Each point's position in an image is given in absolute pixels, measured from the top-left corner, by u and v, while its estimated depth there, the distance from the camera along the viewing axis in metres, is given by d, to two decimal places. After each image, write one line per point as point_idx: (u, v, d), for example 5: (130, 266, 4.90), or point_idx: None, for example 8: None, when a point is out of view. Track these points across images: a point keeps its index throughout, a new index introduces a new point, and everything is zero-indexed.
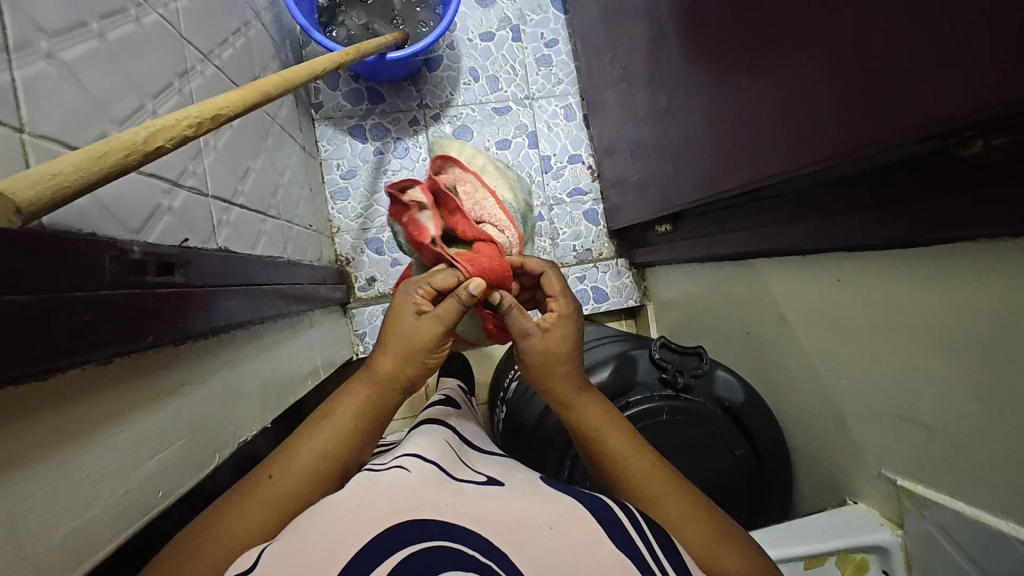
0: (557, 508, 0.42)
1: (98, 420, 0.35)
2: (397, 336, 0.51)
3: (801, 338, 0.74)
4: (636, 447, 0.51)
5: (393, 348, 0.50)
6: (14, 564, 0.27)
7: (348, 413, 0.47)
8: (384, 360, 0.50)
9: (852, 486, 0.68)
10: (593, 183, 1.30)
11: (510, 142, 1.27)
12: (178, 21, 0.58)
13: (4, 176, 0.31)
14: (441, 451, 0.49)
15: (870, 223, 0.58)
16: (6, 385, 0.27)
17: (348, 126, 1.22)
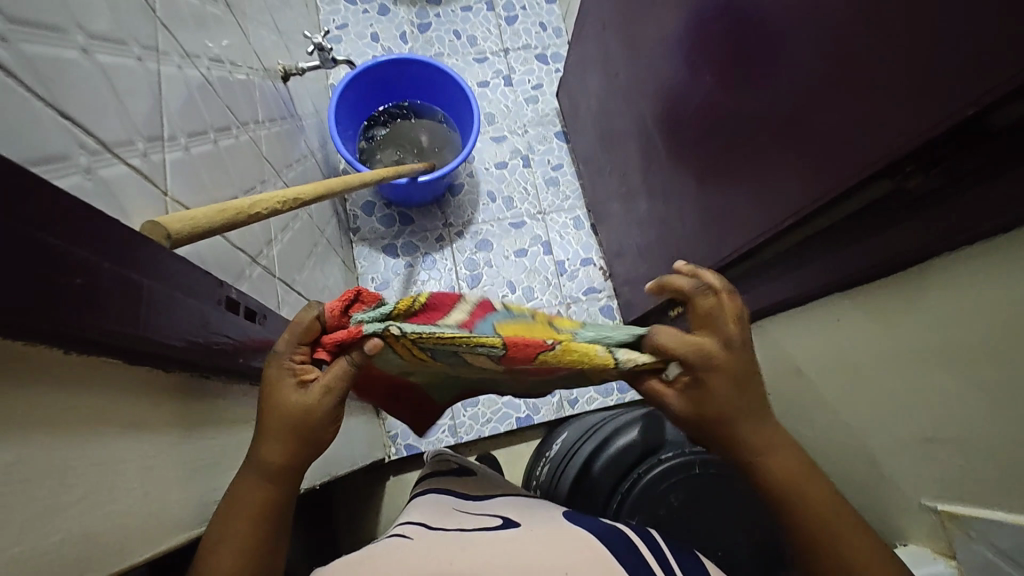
0: (569, 539, 0.45)
1: (196, 421, 0.41)
2: (274, 417, 0.40)
3: (814, 385, 0.78)
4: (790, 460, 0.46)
5: (271, 436, 0.40)
6: (142, 507, 0.33)
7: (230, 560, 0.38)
8: (269, 453, 0.40)
9: (900, 530, 0.67)
10: (606, 282, 1.41)
11: (527, 251, 1.41)
12: (261, 144, 0.74)
13: (156, 216, 0.41)
14: (442, 514, 0.53)
15: (849, 260, 0.66)
16: (151, 359, 0.35)
17: (381, 246, 1.37)
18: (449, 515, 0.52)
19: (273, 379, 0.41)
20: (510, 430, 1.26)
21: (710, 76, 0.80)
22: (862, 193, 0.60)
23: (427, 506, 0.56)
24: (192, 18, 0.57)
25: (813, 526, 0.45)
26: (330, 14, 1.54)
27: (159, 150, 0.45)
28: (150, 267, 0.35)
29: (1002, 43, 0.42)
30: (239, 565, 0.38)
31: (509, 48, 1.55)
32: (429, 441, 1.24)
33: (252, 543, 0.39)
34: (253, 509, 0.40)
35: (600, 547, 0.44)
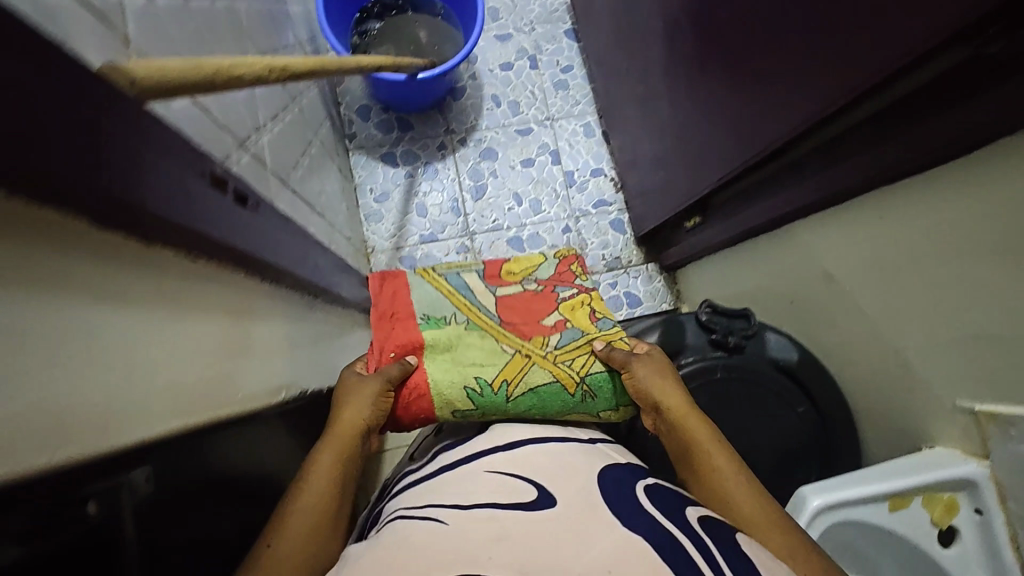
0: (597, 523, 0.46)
1: (169, 303, 0.36)
2: (355, 396, 0.64)
3: (844, 290, 0.74)
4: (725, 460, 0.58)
5: (350, 403, 0.63)
6: None
7: (322, 478, 0.56)
8: (344, 414, 0.62)
9: (928, 431, 0.65)
10: (617, 194, 1.34)
11: (534, 160, 1.33)
12: (241, 17, 0.65)
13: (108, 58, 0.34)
14: (469, 491, 0.52)
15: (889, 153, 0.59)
16: (108, 223, 0.29)
17: (379, 154, 1.29)
18: (483, 485, 0.52)
19: (358, 382, 0.66)
20: None
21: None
22: (909, 77, 0.52)
23: (453, 479, 0.56)
24: None
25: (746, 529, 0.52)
26: None
27: None
28: (103, 101, 0.28)
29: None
30: (325, 488, 0.55)
31: None
32: None
33: (336, 477, 0.56)
34: (336, 455, 0.58)
35: (653, 555, 0.42)
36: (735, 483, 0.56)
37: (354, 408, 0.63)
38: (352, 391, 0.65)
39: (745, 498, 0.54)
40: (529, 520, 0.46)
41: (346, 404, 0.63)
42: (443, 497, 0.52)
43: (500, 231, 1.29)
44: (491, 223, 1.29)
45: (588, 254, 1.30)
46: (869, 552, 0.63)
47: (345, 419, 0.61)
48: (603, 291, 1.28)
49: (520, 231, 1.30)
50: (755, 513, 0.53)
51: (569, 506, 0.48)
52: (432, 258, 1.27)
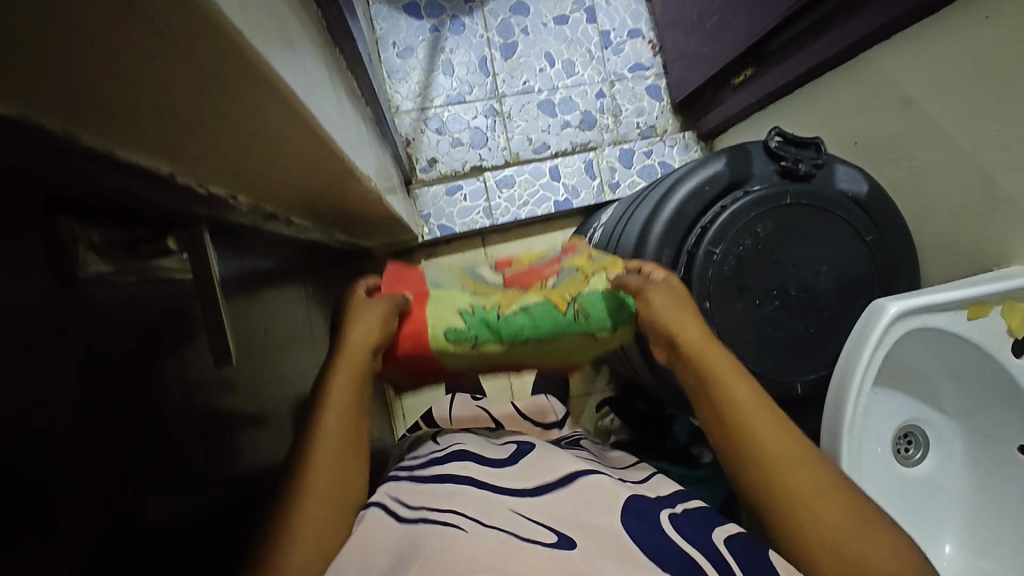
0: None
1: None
2: (362, 312, 0.55)
3: (924, 116, 0.69)
4: (755, 403, 0.50)
5: (361, 320, 0.54)
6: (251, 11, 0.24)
7: (339, 412, 0.50)
8: (355, 332, 0.54)
9: (1004, 253, 0.63)
10: (655, 58, 1.26)
11: (568, 18, 1.23)
12: None
13: None
14: (479, 504, 0.45)
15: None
16: None
17: (402, 4, 1.18)
18: (496, 501, 0.46)
19: (362, 305, 0.56)
20: (547, 214, 1.20)
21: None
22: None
23: (456, 489, 0.48)
24: None
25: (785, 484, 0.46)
26: None
27: None
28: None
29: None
30: (346, 426, 0.49)
31: None
32: (463, 223, 1.18)
33: (352, 409, 0.50)
34: (351, 383, 0.51)
35: None
36: (770, 426, 0.48)
37: (358, 327, 0.54)
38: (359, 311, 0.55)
39: (786, 451, 0.47)
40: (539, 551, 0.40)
41: (355, 326, 0.54)
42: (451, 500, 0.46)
43: (531, 93, 1.22)
44: (522, 85, 1.21)
45: (622, 121, 1.24)
46: (931, 366, 0.63)
47: (354, 339, 0.54)
48: (638, 161, 1.23)
49: (552, 94, 1.22)
50: (804, 475, 0.46)
51: (591, 552, 0.41)
52: (459, 120, 1.20)
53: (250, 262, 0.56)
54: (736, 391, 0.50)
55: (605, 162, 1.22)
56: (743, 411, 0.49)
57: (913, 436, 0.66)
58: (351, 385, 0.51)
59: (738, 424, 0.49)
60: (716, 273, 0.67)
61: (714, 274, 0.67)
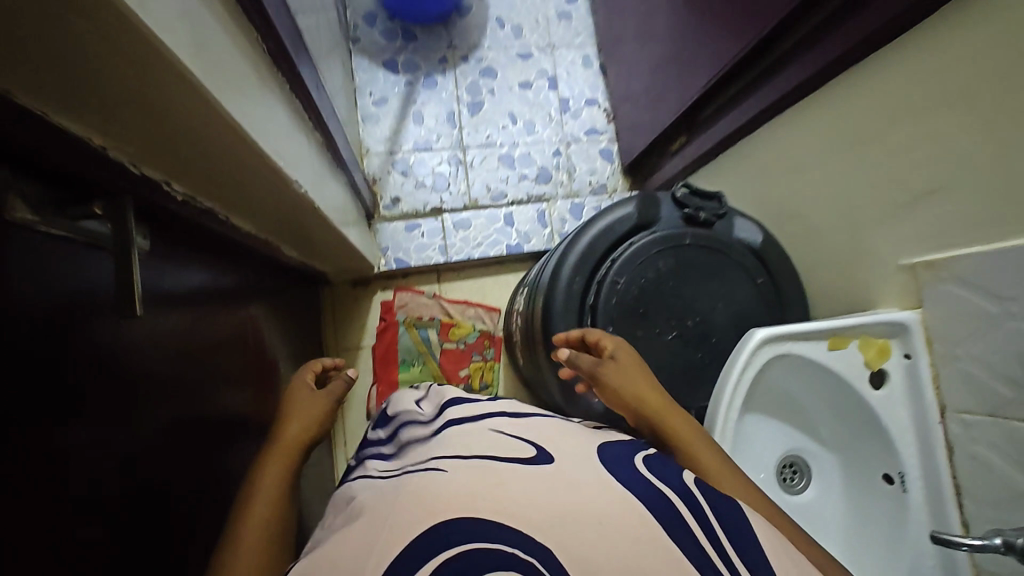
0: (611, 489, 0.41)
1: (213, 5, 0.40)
2: (301, 400, 0.69)
3: (810, 180, 0.79)
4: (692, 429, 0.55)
5: (301, 411, 0.68)
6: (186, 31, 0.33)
7: (268, 490, 0.55)
8: (293, 424, 0.65)
9: (872, 299, 0.70)
10: (609, 125, 1.38)
11: (531, 84, 1.36)
12: None
13: None
14: (466, 437, 0.47)
15: (860, 22, 0.63)
16: None
17: (381, 60, 1.31)
18: (485, 438, 0.46)
19: (304, 394, 0.71)
20: (499, 256, 1.28)
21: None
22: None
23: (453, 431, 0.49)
24: None
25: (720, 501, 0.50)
26: None
27: None
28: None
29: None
30: (271, 496, 0.55)
31: None
32: (419, 259, 1.26)
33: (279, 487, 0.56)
34: (279, 468, 0.59)
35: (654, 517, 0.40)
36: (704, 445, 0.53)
37: (305, 414, 0.67)
38: (298, 406, 0.68)
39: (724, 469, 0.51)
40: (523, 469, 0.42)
41: (297, 412, 0.67)
42: (444, 441, 0.47)
43: (493, 147, 1.33)
44: (485, 139, 1.33)
45: (576, 178, 1.35)
46: (807, 396, 0.69)
47: (295, 427, 0.65)
48: (587, 215, 1.32)
49: (512, 149, 1.34)
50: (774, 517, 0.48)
51: (568, 463, 0.43)
52: (424, 164, 1.30)
53: (185, 248, 0.61)
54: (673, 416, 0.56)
55: (557, 213, 1.31)
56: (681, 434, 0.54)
57: (796, 465, 0.70)
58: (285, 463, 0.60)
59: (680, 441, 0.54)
60: (620, 302, 0.74)
61: (617, 302, 0.74)
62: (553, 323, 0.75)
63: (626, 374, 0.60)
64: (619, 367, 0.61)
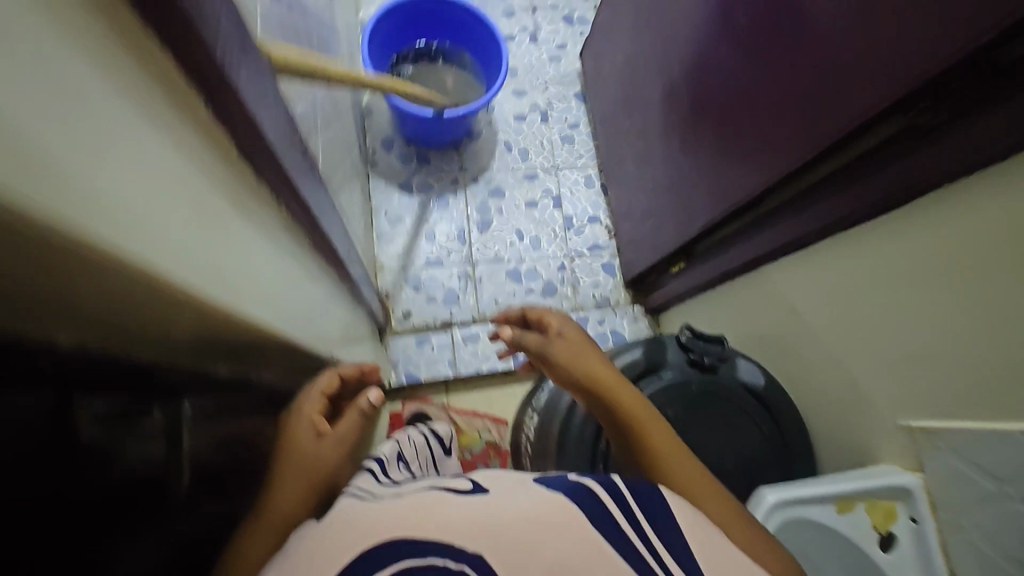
0: (533, 514, 0.43)
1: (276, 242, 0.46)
2: (298, 451, 0.61)
3: (807, 327, 0.84)
4: (633, 395, 0.65)
5: (292, 467, 0.59)
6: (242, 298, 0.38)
7: (267, 533, 0.49)
8: (296, 464, 0.59)
9: (874, 453, 0.73)
10: (610, 241, 1.46)
11: (537, 203, 1.45)
12: (314, 42, 0.76)
13: None
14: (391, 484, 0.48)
15: (848, 198, 0.70)
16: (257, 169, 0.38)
17: (397, 182, 1.40)
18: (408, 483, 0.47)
19: (298, 425, 0.66)
20: (507, 369, 1.31)
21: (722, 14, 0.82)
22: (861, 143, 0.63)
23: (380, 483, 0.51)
24: None
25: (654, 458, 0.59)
26: None
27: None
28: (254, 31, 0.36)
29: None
30: (278, 520, 0.50)
31: (537, 7, 1.59)
32: (428, 372, 1.29)
33: (296, 507, 0.52)
34: (299, 486, 0.55)
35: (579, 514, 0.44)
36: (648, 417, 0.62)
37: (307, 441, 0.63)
38: (303, 445, 0.62)
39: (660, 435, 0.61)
40: (453, 499, 0.43)
41: (298, 438, 0.64)
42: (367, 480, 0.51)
43: (501, 262, 1.39)
44: (493, 255, 1.39)
45: (580, 291, 1.41)
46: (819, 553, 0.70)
47: (297, 463, 0.60)
48: (591, 328, 1.37)
49: (519, 264, 1.40)
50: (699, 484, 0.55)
51: (500, 493, 0.45)
52: (435, 280, 1.36)
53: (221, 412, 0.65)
54: (616, 387, 0.66)
55: None
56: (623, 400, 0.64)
57: None
58: (309, 478, 0.57)
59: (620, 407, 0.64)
60: None
61: None
62: (565, 467, 0.78)
63: (575, 351, 0.72)
64: (565, 346, 0.73)
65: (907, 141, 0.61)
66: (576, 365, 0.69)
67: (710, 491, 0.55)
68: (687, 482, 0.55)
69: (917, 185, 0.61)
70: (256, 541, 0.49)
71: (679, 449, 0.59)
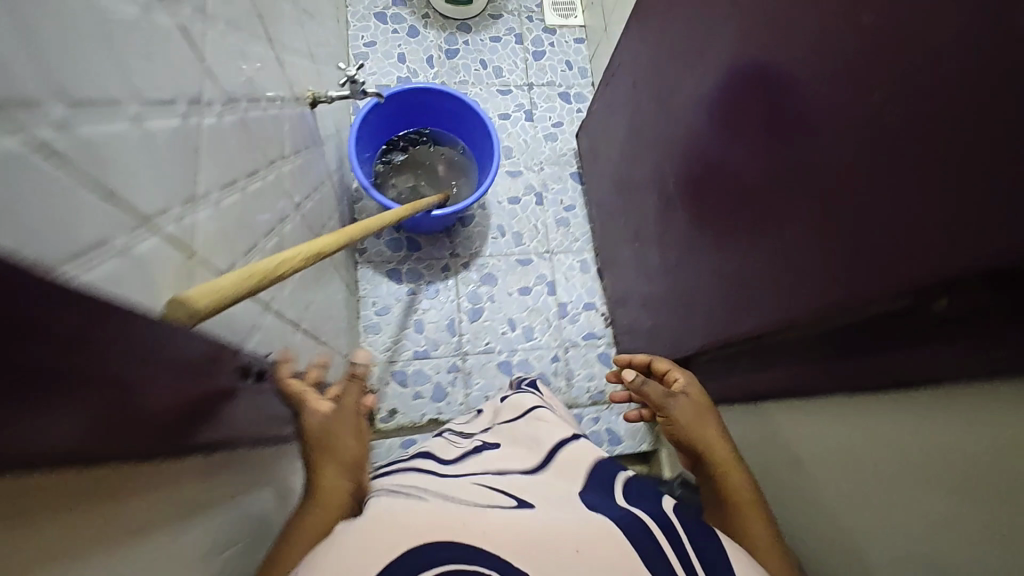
0: (584, 529, 0.51)
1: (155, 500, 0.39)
2: (332, 450, 0.57)
3: (812, 481, 0.77)
4: (718, 431, 0.71)
5: (329, 464, 0.56)
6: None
7: (303, 544, 0.50)
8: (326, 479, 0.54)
9: None
10: (606, 329, 1.40)
11: (530, 289, 1.40)
12: (284, 182, 0.72)
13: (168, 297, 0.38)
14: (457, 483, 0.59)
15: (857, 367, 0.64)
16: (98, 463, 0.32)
17: (386, 269, 1.36)
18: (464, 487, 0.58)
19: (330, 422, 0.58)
20: None
21: (736, 153, 0.78)
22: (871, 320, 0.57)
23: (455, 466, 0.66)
24: (236, 57, 0.55)
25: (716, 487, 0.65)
26: (359, 30, 1.52)
27: (192, 211, 0.43)
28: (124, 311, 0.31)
29: (1014, 179, 0.41)
30: (318, 528, 0.51)
31: (534, 84, 1.56)
32: None
33: (310, 536, 0.50)
34: (333, 496, 0.54)
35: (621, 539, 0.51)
36: (716, 441, 0.70)
37: (333, 464, 0.56)
38: (338, 439, 0.57)
39: (725, 458, 0.68)
40: (504, 511, 0.53)
41: (341, 439, 0.58)
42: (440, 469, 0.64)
43: (492, 353, 1.34)
44: (484, 346, 1.34)
45: (574, 384, 1.35)
46: None
47: (327, 482, 0.54)
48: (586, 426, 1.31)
49: (511, 356, 1.34)
50: (747, 506, 0.62)
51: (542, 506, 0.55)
52: (423, 374, 1.30)
53: None
54: (705, 422, 0.72)
55: None
56: (703, 431, 0.71)
57: None
58: (335, 501, 0.53)
59: (694, 440, 0.71)
60: None
61: None
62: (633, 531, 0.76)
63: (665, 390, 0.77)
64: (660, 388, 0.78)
65: (887, 339, 0.57)
66: (667, 407, 0.75)
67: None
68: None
69: (902, 379, 0.57)
70: (303, 535, 0.51)
71: (741, 475, 0.66)
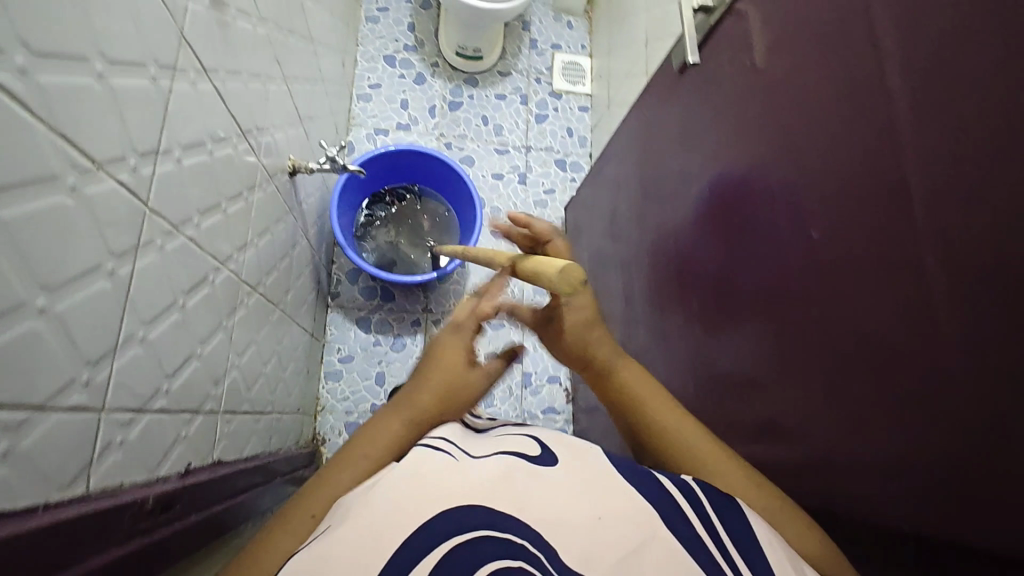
0: (620, 509, 0.42)
1: None
2: (442, 373, 0.58)
3: None
4: (638, 375, 0.63)
5: (435, 386, 0.57)
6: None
7: (380, 445, 0.51)
8: (421, 397, 0.55)
9: None
10: (567, 405, 1.40)
11: (497, 354, 1.40)
12: (242, 269, 0.72)
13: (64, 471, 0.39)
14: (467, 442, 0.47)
15: None
16: None
17: (356, 317, 1.36)
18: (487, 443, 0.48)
19: (456, 353, 0.60)
20: None
21: (688, 297, 0.79)
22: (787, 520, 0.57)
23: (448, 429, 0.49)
24: (196, 172, 0.56)
25: (661, 440, 0.56)
26: (366, 71, 1.53)
27: (108, 365, 0.42)
28: (9, 543, 0.32)
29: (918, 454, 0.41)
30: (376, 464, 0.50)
31: (532, 146, 1.57)
32: None
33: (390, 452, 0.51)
34: (396, 438, 0.52)
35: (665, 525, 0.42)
36: (646, 389, 0.61)
37: (436, 387, 0.57)
38: (447, 371, 0.58)
39: (663, 407, 0.59)
40: (532, 471, 0.44)
41: (445, 379, 0.57)
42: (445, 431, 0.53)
43: None
44: None
45: None
46: None
47: (411, 405, 0.55)
48: None
49: None
50: (724, 468, 0.52)
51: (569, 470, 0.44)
52: None
53: None
54: (627, 371, 0.63)
55: None
56: (626, 380, 0.62)
57: None
58: (411, 429, 0.53)
59: (617, 379, 0.62)
60: None
61: None
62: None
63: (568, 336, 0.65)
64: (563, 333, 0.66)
65: None
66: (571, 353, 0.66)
67: (777, 507, 0.49)
68: (736, 483, 0.51)
69: None
70: (365, 456, 0.51)
71: (692, 427, 0.57)
